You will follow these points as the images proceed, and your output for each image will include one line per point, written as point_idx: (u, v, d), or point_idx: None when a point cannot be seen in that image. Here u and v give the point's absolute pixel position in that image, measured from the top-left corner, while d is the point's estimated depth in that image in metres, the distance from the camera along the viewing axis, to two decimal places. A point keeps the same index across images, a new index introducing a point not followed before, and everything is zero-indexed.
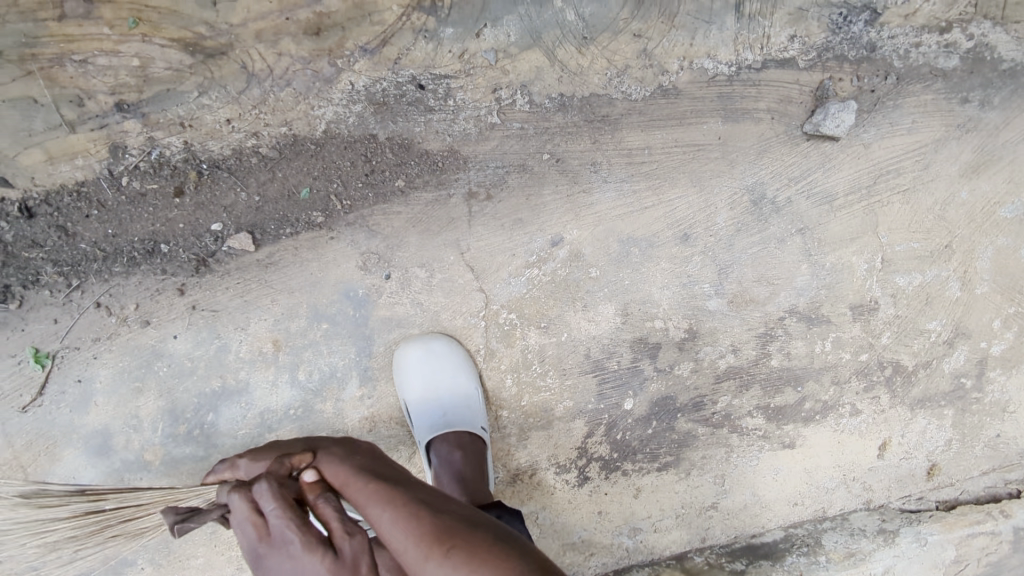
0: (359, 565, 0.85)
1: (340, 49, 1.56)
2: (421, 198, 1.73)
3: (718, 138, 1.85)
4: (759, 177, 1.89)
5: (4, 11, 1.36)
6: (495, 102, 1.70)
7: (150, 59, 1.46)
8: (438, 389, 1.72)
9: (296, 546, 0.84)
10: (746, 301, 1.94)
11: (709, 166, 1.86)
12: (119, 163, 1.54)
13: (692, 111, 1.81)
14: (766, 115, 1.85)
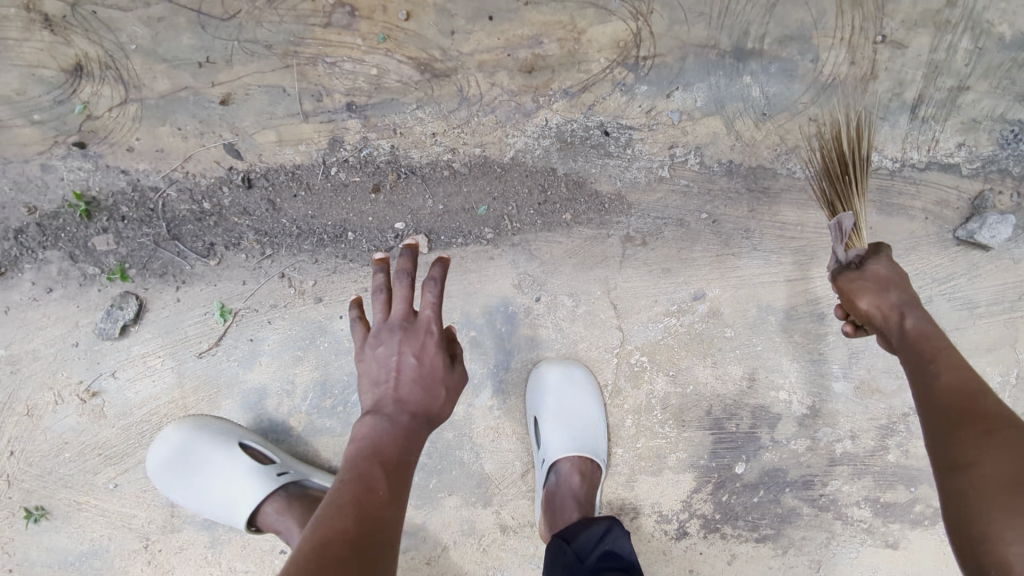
0: (456, 382, 1.32)
1: (545, 89, 1.72)
2: (583, 233, 1.86)
3: (870, 228, 1.90)
4: (904, 272, 1.93)
5: (284, 14, 1.61)
6: (669, 158, 1.83)
7: (386, 71, 1.65)
8: (574, 414, 1.79)
9: (431, 338, 1.29)
10: (872, 390, 1.96)
11: None
12: (333, 155, 1.73)
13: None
14: (921, 215, 1.90)
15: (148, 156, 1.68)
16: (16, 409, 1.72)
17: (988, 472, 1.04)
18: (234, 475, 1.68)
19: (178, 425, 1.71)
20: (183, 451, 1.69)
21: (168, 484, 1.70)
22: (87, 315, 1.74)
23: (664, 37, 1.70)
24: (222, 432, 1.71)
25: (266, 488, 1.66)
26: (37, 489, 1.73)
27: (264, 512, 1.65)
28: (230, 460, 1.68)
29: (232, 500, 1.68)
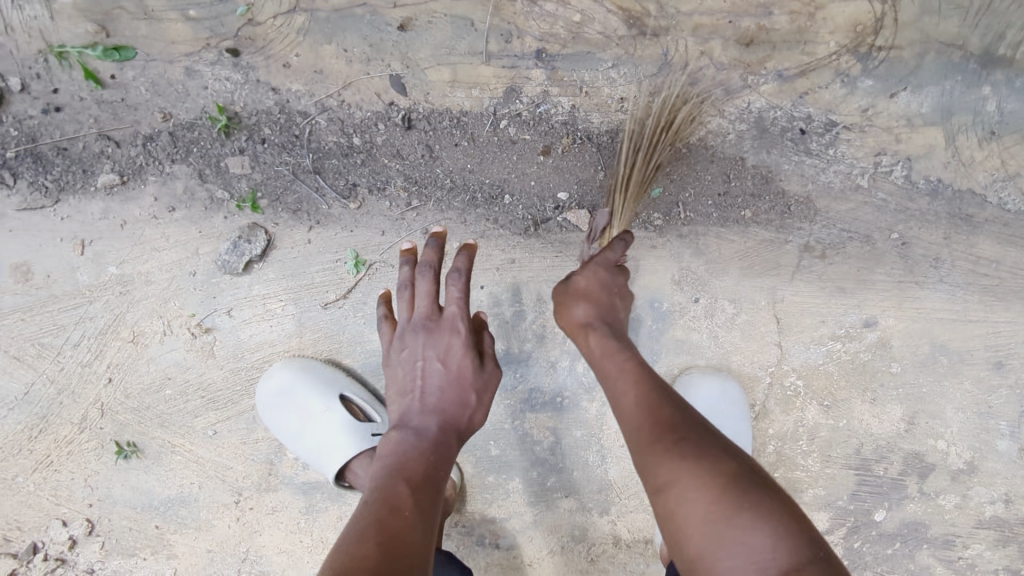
0: (487, 381, 1.28)
1: (759, 67, 1.50)
2: (758, 235, 1.67)
3: None
4: None
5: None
6: (873, 166, 1.62)
7: (591, 19, 1.45)
8: (723, 430, 1.65)
9: (459, 338, 1.26)
10: None
11: None
12: (507, 106, 1.52)
13: None
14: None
15: (303, 76, 1.48)
16: (120, 335, 1.56)
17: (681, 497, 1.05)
18: (335, 428, 1.55)
19: (286, 365, 1.57)
20: (287, 394, 1.55)
21: (268, 420, 1.57)
22: (209, 244, 1.57)
23: (908, 27, 1.49)
24: (328, 378, 1.56)
25: (359, 448, 1.54)
26: (132, 424, 1.59)
27: (353, 470, 1.55)
28: (330, 411, 1.54)
29: (324, 454, 1.55)
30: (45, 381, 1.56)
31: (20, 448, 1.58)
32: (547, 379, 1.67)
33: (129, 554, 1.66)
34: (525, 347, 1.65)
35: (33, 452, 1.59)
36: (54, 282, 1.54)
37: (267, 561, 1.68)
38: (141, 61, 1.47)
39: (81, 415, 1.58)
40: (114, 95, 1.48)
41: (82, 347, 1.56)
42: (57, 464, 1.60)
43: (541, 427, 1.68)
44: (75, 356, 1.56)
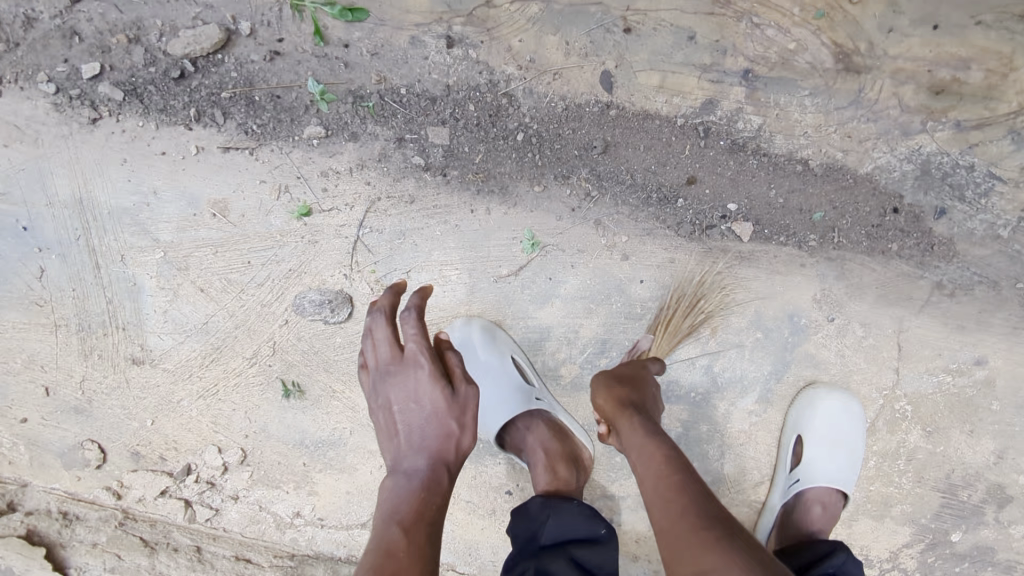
0: (464, 404, 1.22)
1: (941, 114, 1.61)
2: (899, 267, 1.77)
3: None
4: None
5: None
6: (1016, 220, 1.73)
7: (803, 48, 1.55)
8: (840, 447, 1.76)
9: (423, 368, 1.22)
10: None
11: None
12: (702, 117, 1.61)
13: None
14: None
15: (520, 60, 1.56)
16: (303, 280, 1.63)
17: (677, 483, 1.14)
18: (502, 384, 1.64)
19: (467, 322, 1.68)
20: (466, 349, 1.67)
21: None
22: (398, 206, 1.64)
23: None
24: (500, 340, 1.68)
25: (522, 405, 1.61)
26: (298, 365, 1.67)
27: (514, 426, 1.63)
28: (500, 368, 1.65)
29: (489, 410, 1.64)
30: (225, 315, 1.63)
31: (191, 374, 1.66)
32: (684, 374, 1.79)
33: (273, 486, 1.74)
34: (670, 342, 1.76)
35: (202, 379, 1.66)
36: (248, 222, 1.61)
37: None
38: (371, 25, 1.54)
39: (252, 350, 1.66)
40: (337, 53, 1.55)
41: (265, 287, 1.63)
42: (222, 393, 1.67)
43: (672, 417, 1.80)
44: (257, 295, 1.63)
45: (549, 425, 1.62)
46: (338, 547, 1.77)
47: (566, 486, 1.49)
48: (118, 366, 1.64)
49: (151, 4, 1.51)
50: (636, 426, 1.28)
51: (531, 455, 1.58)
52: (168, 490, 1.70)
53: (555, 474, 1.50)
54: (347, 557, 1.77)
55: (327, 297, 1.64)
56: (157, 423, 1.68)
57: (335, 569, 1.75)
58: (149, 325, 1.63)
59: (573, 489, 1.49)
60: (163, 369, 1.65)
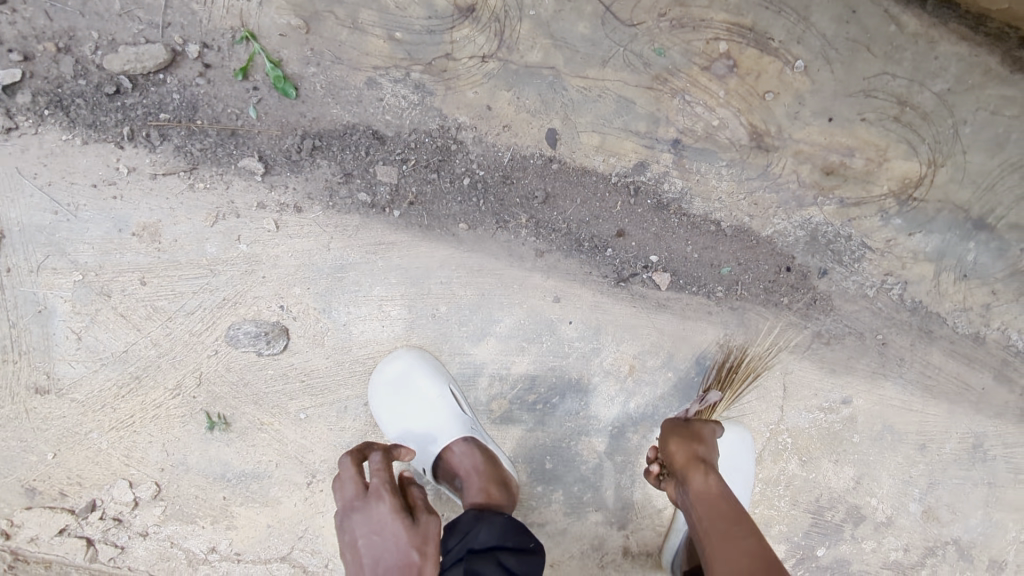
0: (427, 532, 1.24)
1: (829, 191, 1.86)
2: (787, 318, 2.02)
3: (982, 388, 2.17)
4: (990, 433, 2.19)
5: (677, 42, 1.61)
6: (879, 282, 2.03)
7: (725, 126, 1.71)
8: (742, 477, 1.96)
9: (384, 503, 1.24)
10: (933, 516, 2.21)
11: (964, 404, 2.17)
12: (633, 177, 1.76)
13: (982, 360, 2.15)
14: (1018, 390, 2.18)
15: (472, 111, 1.62)
16: (236, 310, 1.59)
17: (701, 485, 1.50)
18: (439, 410, 1.67)
19: (408, 350, 1.70)
20: (407, 377, 1.67)
21: (375, 401, 1.68)
22: (340, 239, 1.64)
23: (938, 188, 1.88)
24: (439, 369, 1.70)
25: (459, 430, 1.65)
26: (225, 397, 1.62)
27: (451, 451, 1.64)
28: (439, 396, 1.68)
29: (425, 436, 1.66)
30: (148, 344, 1.56)
31: (105, 405, 1.56)
32: (603, 410, 1.91)
33: (187, 521, 1.66)
34: (593, 379, 1.89)
35: (117, 411, 1.57)
36: (181, 248, 1.55)
37: (323, 541, 1.74)
38: (328, 61, 1.54)
39: (175, 381, 1.58)
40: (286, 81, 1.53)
41: (195, 316, 1.57)
42: (138, 425, 1.58)
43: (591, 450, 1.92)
44: (185, 324, 1.57)
45: (483, 448, 1.65)
46: None
47: (497, 504, 1.53)
48: (18, 396, 1.52)
49: (87, 15, 1.45)
50: (709, 505, 1.44)
51: (464, 477, 1.60)
52: (67, 529, 1.57)
53: (488, 493, 1.54)
54: None
55: (263, 329, 1.60)
56: (59, 457, 1.56)
57: None
58: (58, 352, 1.52)
59: (505, 508, 1.55)
60: (71, 400, 1.54)
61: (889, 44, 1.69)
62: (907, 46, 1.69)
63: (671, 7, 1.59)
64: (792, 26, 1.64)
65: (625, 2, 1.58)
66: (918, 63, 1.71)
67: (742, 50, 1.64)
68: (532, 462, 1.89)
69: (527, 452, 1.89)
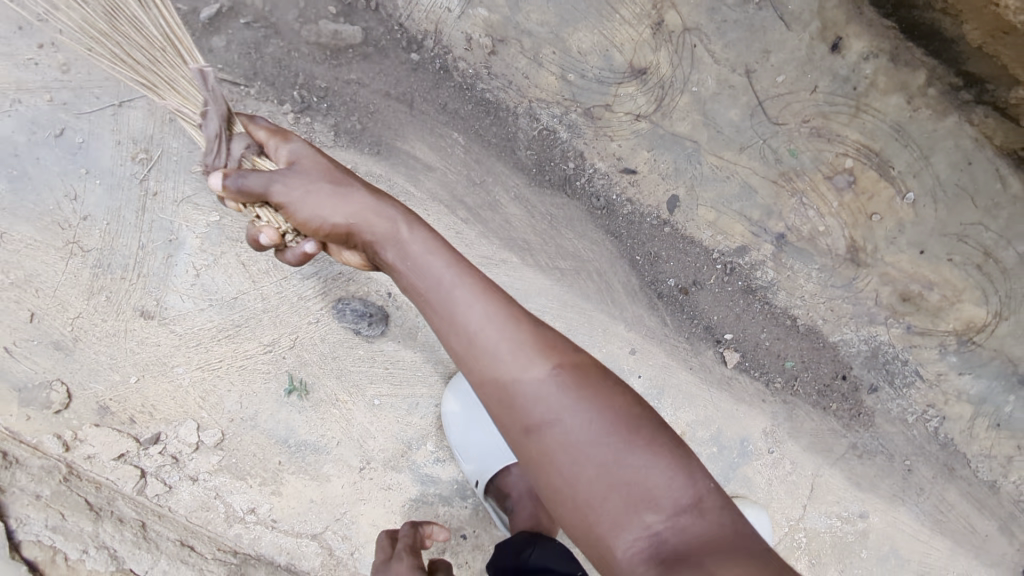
0: None
1: (900, 316, 1.98)
2: (831, 423, 2.12)
3: (988, 536, 2.27)
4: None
5: (812, 148, 1.73)
6: (920, 411, 2.15)
7: (830, 233, 1.83)
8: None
9: (401, 563, 1.34)
10: None
11: (968, 547, 2.27)
12: (733, 257, 1.87)
13: (993, 508, 2.26)
14: (1017, 545, 2.29)
15: (611, 161, 1.73)
16: (348, 286, 1.64)
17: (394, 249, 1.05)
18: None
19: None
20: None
21: (449, 405, 1.70)
22: (458, 246, 1.72)
23: (996, 338, 2.01)
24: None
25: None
26: (311, 365, 1.65)
27: (508, 471, 1.68)
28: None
29: (490, 451, 1.69)
30: (258, 296, 1.60)
31: (199, 343, 1.59)
32: None
33: (238, 476, 1.67)
34: None
35: (208, 352, 1.60)
36: None
37: (357, 528, 1.76)
38: (499, 83, 1.68)
39: (272, 338, 1.62)
40: (456, 79, 1.67)
41: (310, 282, 1.62)
42: (223, 370, 1.61)
43: None
44: (298, 287, 1.61)
45: None
46: (279, 553, 1.71)
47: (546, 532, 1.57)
48: (122, 313, 1.55)
49: None
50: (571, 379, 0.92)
51: (519, 502, 1.63)
52: (126, 455, 1.57)
53: (537, 518, 1.58)
54: (286, 564, 1.71)
55: (369, 310, 1.64)
56: (141, 382, 1.58)
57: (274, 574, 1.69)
58: (174, 283, 1.56)
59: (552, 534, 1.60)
60: (170, 330, 1.57)
61: (994, 200, 1.80)
62: (1006, 205, 1.81)
63: (815, 116, 1.71)
64: (914, 160, 1.75)
65: (778, 101, 1.70)
66: (1011, 222, 1.83)
67: (864, 170, 1.76)
68: None
69: None
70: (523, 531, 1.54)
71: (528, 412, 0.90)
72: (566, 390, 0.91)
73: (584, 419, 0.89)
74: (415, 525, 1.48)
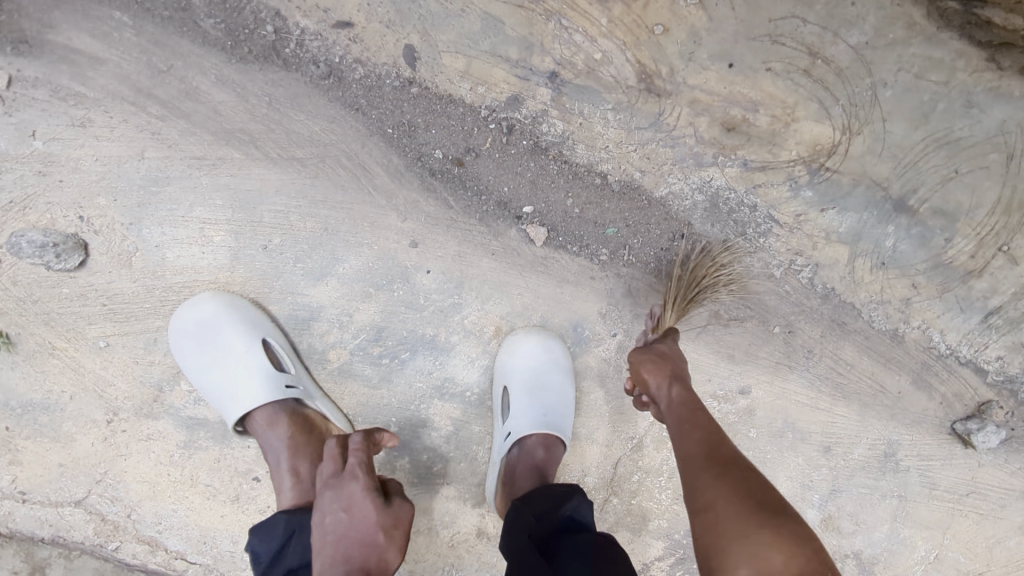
0: (398, 517, 1.17)
1: (730, 151, 1.66)
2: (682, 292, 1.82)
3: (899, 393, 1.98)
4: (901, 440, 2.02)
5: None
6: (788, 262, 1.84)
7: (608, 61, 1.52)
8: (547, 387, 1.68)
9: (358, 484, 1.17)
10: (833, 526, 2.08)
11: (877, 411, 2.00)
12: (505, 112, 1.56)
13: (899, 360, 1.96)
14: (939, 400, 1.99)
15: (317, 15, 1.44)
16: (25, 216, 1.41)
17: (684, 397, 1.33)
18: (245, 370, 1.48)
19: (214, 297, 1.50)
20: (209, 326, 1.48)
21: (179, 353, 1.50)
22: (157, 148, 1.45)
23: (854, 159, 1.68)
24: (254, 320, 1.52)
25: (262, 395, 1.45)
26: (11, 314, 1.45)
27: (253, 419, 1.46)
28: (247, 350, 1.49)
29: (228, 395, 1.47)
30: None
31: None
32: (463, 372, 1.72)
33: None
34: (451, 338, 1.69)
35: None
36: None
37: (125, 488, 1.57)
38: None
39: None
40: None
41: None
42: None
43: (445, 415, 1.73)
44: None
45: (292, 416, 1.47)
46: (42, 526, 1.55)
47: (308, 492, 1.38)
48: None
49: None
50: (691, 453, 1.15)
51: (272, 453, 1.42)
52: None
53: (297, 477, 1.39)
54: (51, 537, 1.56)
55: (51, 239, 1.41)
56: None
57: (30, 551, 1.56)
58: None
59: None
60: None
61: None
62: None
63: None
64: None
65: None
66: (832, 9, 1.51)
67: None
68: (375, 423, 1.69)
69: (372, 412, 1.68)
70: (286, 506, 1.36)
71: (696, 512, 1.03)
72: (717, 449, 1.13)
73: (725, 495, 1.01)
74: (369, 432, 1.27)
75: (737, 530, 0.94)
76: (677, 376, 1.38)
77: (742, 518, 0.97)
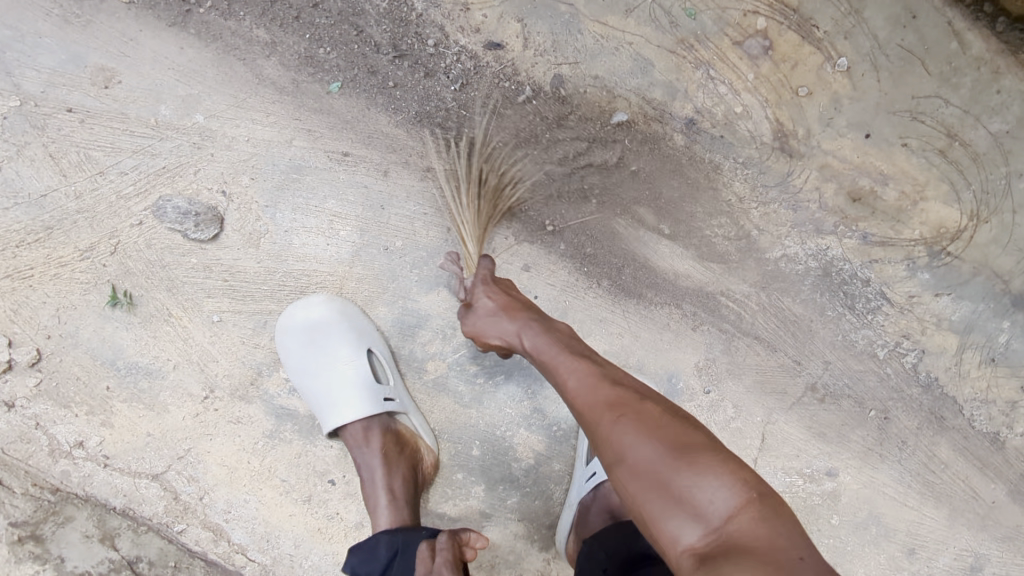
0: None
1: (853, 222, 1.65)
2: (783, 358, 1.72)
3: (993, 501, 1.78)
4: (991, 553, 1.78)
5: (710, 7, 1.52)
6: (894, 344, 1.72)
7: (748, 115, 1.59)
8: None
9: None
10: None
11: (966, 518, 1.78)
12: (637, 153, 1.60)
13: (995, 468, 1.77)
14: None
15: (479, 37, 1.54)
16: (173, 183, 1.48)
17: (583, 389, 1.04)
18: (347, 379, 1.49)
19: (329, 301, 1.51)
20: (319, 332, 1.49)
21: (285, 351, 1.50)
22: (306, 139, 1.51)
23: (976, 248, 1.64)
24: (363, 331, 1.53)
25: (362, 407, 1.47)
26: (138, 275, 1.48)
27: (348, 431, 1.47)
28: (350, 361, 1.50)
29: (326, 400, 1.49)
30: (71, 195, 1.45)
31: (7, 248, 1.44)
32: (553, 406, 1.68)
33: (60, 404, 1.48)
34: None
35: (17, 258, 1.45)
36: (133, 103, 1.46)
37: (203, 469, 1.53)
38: None
39: (89, 244, 1.47)
40: None
41: (129, 178, 1.46)
42: (35, 282, 1.46)
43: (526, 448, 1.67)
44: (116, 184, 1.46)
45: (384, 428, 1.49)
46: (115, 495, 1.49)
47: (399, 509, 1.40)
48: None
49: None
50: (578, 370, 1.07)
51: (365, 469, 1.45)
52: None
53: (393, 493, 1.42)
54: (122, 508, 1.49)
55: (196, 209, 1.48)
56: None
57: (101, 517, 1.47)
58: None
59: (412, 511, 1.43)
60: None
61: (947, 63, 1.52)
62: (967, 70, 1.52)
63: None
64: (841, 17, 1.51)
65: None
66: (976, 93, 1.53)
67: (781, 32, 1.53)
68: (457, 444, 1.65)
69: (457, 431, 1.65)
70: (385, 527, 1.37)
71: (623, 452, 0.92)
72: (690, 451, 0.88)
73: (639, 436, 0.91)
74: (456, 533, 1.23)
75: (681, 473, 0.86)
76: (523, 310, 1.26)
77: (675, 468, 0.87)
